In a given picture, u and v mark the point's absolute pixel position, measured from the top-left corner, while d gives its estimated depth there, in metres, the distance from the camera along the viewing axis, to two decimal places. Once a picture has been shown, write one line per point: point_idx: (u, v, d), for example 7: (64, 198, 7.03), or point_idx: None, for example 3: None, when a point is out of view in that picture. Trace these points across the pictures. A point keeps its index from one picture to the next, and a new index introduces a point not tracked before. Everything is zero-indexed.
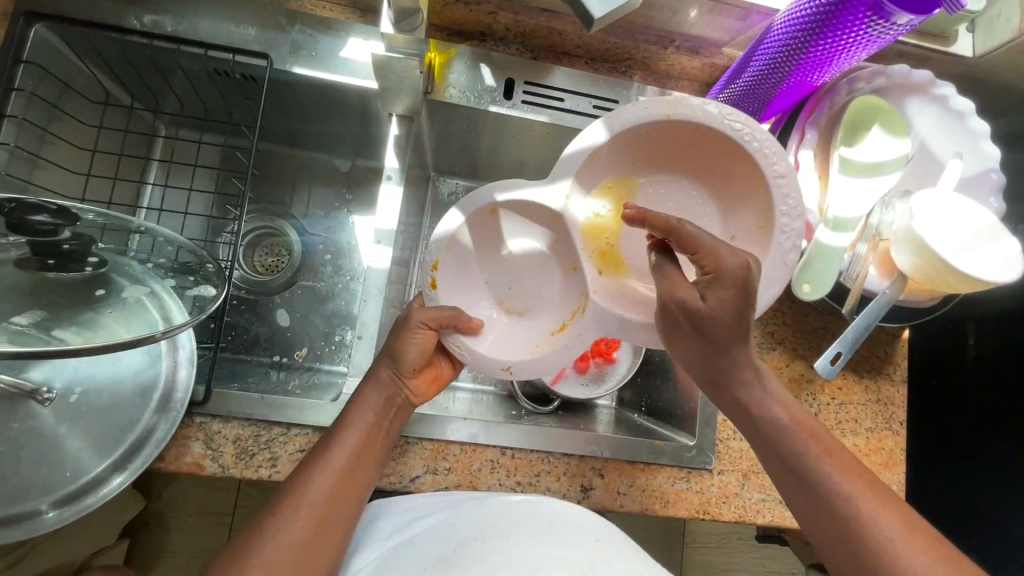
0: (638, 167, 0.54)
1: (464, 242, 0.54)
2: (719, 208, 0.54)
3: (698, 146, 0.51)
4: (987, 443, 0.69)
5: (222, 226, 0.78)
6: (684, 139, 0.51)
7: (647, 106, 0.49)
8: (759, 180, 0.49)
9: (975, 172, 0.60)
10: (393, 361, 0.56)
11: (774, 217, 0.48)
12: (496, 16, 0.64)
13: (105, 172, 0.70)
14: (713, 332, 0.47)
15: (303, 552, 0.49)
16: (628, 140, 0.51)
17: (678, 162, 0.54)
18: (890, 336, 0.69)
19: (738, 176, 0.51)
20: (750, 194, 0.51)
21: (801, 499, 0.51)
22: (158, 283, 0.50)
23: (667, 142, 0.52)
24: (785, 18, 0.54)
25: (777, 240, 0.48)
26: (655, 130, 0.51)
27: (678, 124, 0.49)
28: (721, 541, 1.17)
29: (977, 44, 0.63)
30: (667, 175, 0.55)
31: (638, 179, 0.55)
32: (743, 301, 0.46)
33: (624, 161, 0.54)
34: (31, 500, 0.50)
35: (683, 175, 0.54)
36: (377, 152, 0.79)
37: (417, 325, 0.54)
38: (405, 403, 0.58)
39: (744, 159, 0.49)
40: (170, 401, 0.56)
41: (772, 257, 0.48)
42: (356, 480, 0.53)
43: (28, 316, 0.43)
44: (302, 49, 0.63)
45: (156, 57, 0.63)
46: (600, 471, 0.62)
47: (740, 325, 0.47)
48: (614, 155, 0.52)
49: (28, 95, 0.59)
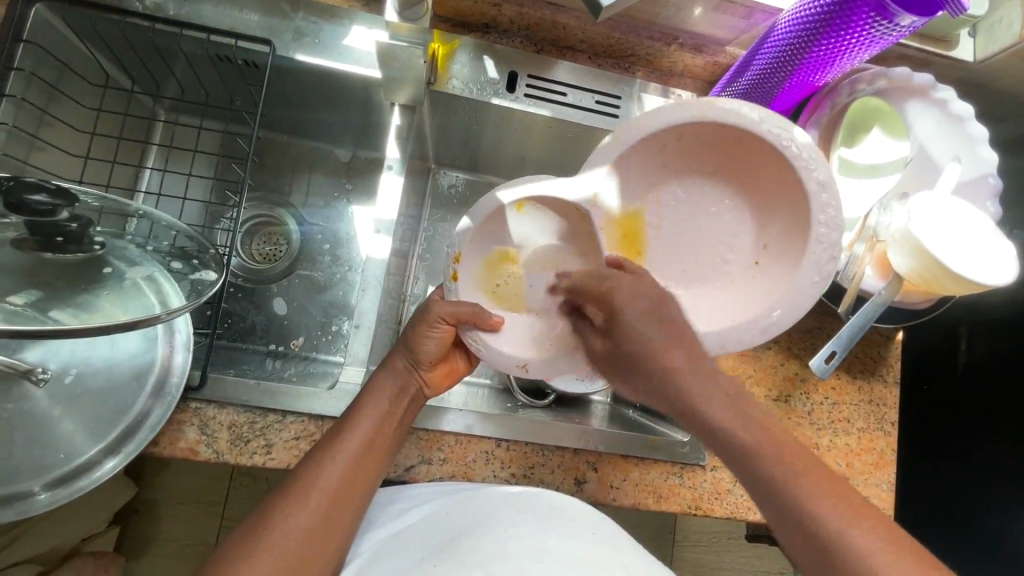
0: (670, 170, 0.53)
1: (486, 235, 0.54)
2: (755, 215, 0.53)
3: (732, 148, 0.51)
4: (977, 446, 0.70)
5: (221, 212, 0.78)
6: (718, 139, 0.50)
7: (679, 107, 0.49)
8: (799, 189, 0.49)
9: (972, 178, 0.59)
10: (409, 352, 0.58)
11: (812, 226, 0.48)
12: (500, 8, 0.64)
13: (103, 154, 0.70)
14: (648, 338, 0.49)
15: (317, 533, 0.49)
16: (659, 140, 0.51)
17: (710, 162, 0.53)
18: (883, 338, 0.70)
19: (775, 179, 0.50)
20: (788, 203, 0.50)
21: (758, 497, 0.46)
22: (158, 266, 0.50)
23: (700, 143, 0.51)
24: (789, 17, 0.54)
25: (814, 248, 0.48)
26: (687, 132, 0.50)
27: (710, 125, 0.49)
28: (710, 540, 1.18)
29: (979, 48, 0.64)
30: (700, 179, 0.54)
31: (672, 179, 0.53)
32: (652, 323, 0.49)
33: (657, 163, 0.52)
34: (23, 481, 0.50)
35: (718, 175, 0.53)
36: (377, 142, 0.79)
37: (435, 319, 0.55)
38: (417, 392, 0.58)
39: (782, 165, 0.49)
40: (165, 386, 0.55)
41: (807, 266, 0.49)
42: (371, 460, 0.53)
43: (24, 296, 0.43)
44: (305, 36, 0.62)
45: (158, 39, 0.62)
46: (594, 464, 0.62)
47: (670, 345, 0.49)
48: (646, 157, 0.52)
49: (27, 76, 0.58)
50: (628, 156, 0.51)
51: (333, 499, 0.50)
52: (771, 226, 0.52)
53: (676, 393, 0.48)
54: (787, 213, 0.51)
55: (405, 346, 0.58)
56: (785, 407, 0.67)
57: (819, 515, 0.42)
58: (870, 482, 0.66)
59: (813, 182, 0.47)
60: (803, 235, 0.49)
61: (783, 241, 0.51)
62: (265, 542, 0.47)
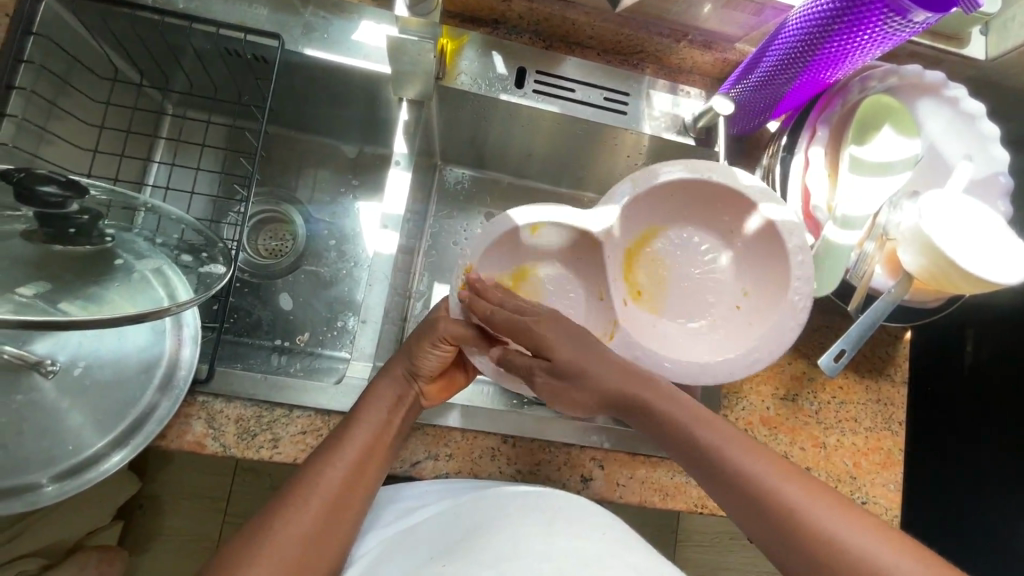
0: (673, 217, 0.65)
1: (500, 249, 0.60)
2: (737, 268, 0.64)
3: (724, 205, 0.62)
4: (984, 446, 0.69)
5: (227, 207, 0.78)
6: (715, 197, 0.61)
7: (691, 165, 0.59)
8: (776, 248, 0.59)
9: (983, 176, 0.61)
10: (410, 361, 0.56)
11: (788, 280, 0.57)
12: (509, 3, 0.64)
13: (111, 148, 0.70)
14: (579, 355, 0.52)
15: (313, 541, 0.47)
16: (671, 190, 0.61)
17: (705, 216, 0.64)
18: (891, 337, 0.69)
19: (755, 238, 0.61)
20: (768, 253, 0.60)
21: (735, 499, 0.48)
22: (167, 259, 0.50)
23: (700, 198, 0.62)
24: (800, 14, 0.54)
25: (788, 299, 0.57)
26: (694, 187, 0.61)
27: (712, 183, 0.60)
28: (714, 540, 1.18)
29: (990, 46, 0.64)
30: (695, 229, 0.65)
31: (675, 223, 0.65)
32: (566, 336, 0.53)
33: (665, 209, 0.64)
34: (31, 473, 0.50)
35: (710, 228, 0.65)
36: (384, 137, 0.79)
37: (440, 338, 0.56)
38: (414, 403, 0.57)
39: (763, 227, 0.60)
40: (173, 378, 0.55)
41: (780, 312, 0.57)
42: (370, 469, 0.52)
43: (32, 288, 0.43)
44: (314, 31, 0.63)
45: (168, 33, 0.63)
46: (601, 462, 0.62)
47: (593, 352, 0.53)
48: (657, 204, 0.63)
49: (37, 68, 0.58)
50: (645, 199, 0.62)
51: (331, 506, 0.49)
52: (750, 280, 0.63)
53: (594, 394, 0.53)
54: (762, 270, 0.61)
55: (407, 356, 0.57)
56: (793, 405, 0.67)
57: (805, 517, 0.45)
58: (877, 482, 0.66)
59: (792, 243, 0.57)
60: (780, 276, 0.59)
61: (757, 292, 0.62)
62: (267, 545, 0.46)
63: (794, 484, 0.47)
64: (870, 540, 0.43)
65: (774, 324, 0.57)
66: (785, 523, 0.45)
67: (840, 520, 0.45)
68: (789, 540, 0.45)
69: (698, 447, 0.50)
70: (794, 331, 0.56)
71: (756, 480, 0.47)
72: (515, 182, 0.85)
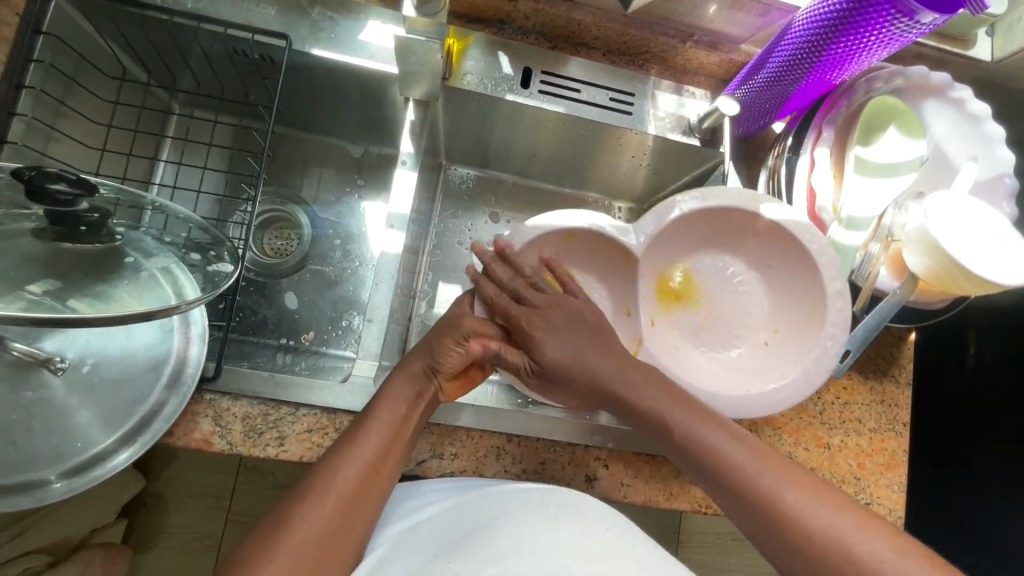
0: (707, 245, 0.66)
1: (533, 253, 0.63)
2: (768, 299, 0.66)
3: (761, 236, 0.63)
4: (987, 447, 0.69)
5: (233, 206, 0.78)
6: (753, 228, 0.63)
7: (737, 194, 0.61)
8: (813, 282, 0.60)
9: (988, 177, 0.61)
10: (431, 358, 0.56)
11: (824, 316, 0.59)
12: (515, 4, 0.64)
13: (119, 147, 0.70)
14: (571, 343, 0.54)
15: (325, 543, 0.46)
16: (714, 218, 0.63)
17: (739, 245, 0.66)
18: (895, 338, 0.70)
19: (791, 270, 0.63)
20: (804, 282, 0.62)
21: (731, 496, 0.49)
22: (175, 258, 0.51)
23: (739, 228, 0.64)
24: (805, 15, 0.54)
25: (823, 335, 0.59)
26: (737, 216, 0.62)
27: (756, 213, 0.61)
28: (716, 541, 1.18)
29: (996, 48, 0.64)
30: (728, 258, 0.67)
31: (710, 250, 0.67)
32: (563, 327, 0.55)
33: (702, 236, 0.65)
34: (39, 469, 0.50)
35: (744, 257, 0.66)
36: (390, 137, 0.79)
37: (462, 337, 0.56)
38: (432, 399, 0.57)
39: (802, 259, 0.61)
40: (181, 376, 0.56)
41: (814, 346, 0.59)
42: (383, 470, 0.51)
43: (41, 285, 0.43)
44: (321, 31, 0.63)
45: (176, 33, 0.63)
46: (606, 461, 0.62)
47: (583, 342, 0.54)
48: (697, 231, 0.64)
49: (46, 67, 0.59)
50: (687, 225, 0.63)
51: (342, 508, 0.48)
52: (781, 313, 0.64)
53: (586, 384, 0.53)
54: (795, 304, 0.63)
55: (426, 350, 0.57)
56: (796, 406, 0.67)
57: (813, 521, 0.45)
58: (881, 483, 0.66)
59: (832, 281, 0.59)
60: (820, 310, 0.60)
61: (788, 326, 0.63)
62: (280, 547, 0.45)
63: (801, 488, 0.47)
64: (867, 533, 0.44)
65: (813, 356, 0.58)
66: (791, 527, 0.45)
67: (846, 525, 0.44)
68: (794, 544, 0.45)
69: (705, 450, 0.50)
70: (827, 370, 0.58)
71: (763, 484, 0.47)
72: (519, 182, 0.85)
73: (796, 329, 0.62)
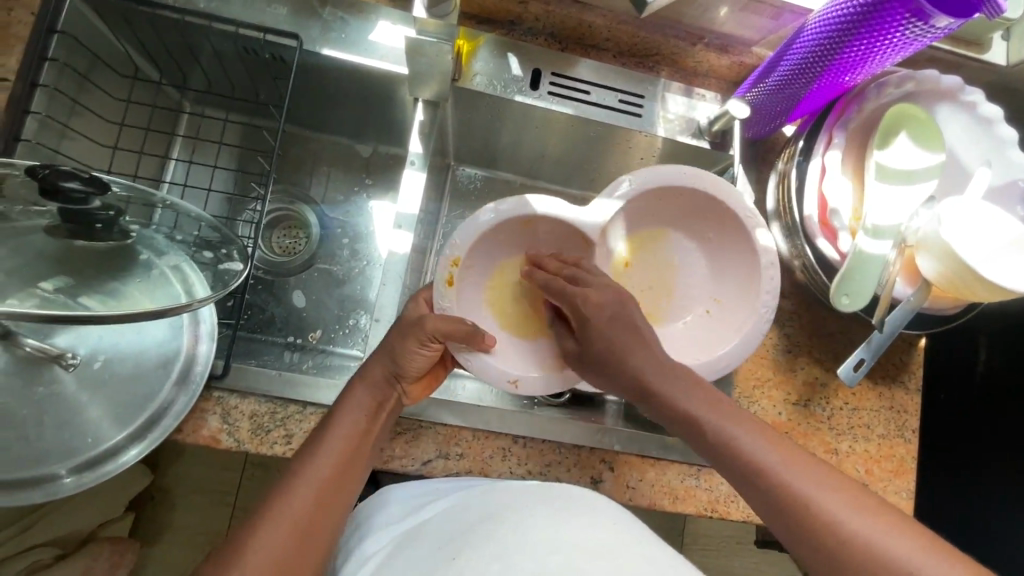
0: (652, 219, 0.65)
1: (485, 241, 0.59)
2: (710, 272, 0.65)
3: (703, 211, 0.62)
4: (997, 455, 0.69)
5: (243, 203, 0.79)
6: (696, 204, 0.62)
7: (678, 170, 0.59)
8: (753, 257, 0.60)
9: (1004, 181, 0.60)
10: (393, 362, 0.55)
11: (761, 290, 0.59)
12: (525, 6, 0.64)
13: (130, 144, 0.71)
14: (611, 331, 0.53)
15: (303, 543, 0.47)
16: (656, 194, 0.61)
17: (682, 219, 0.65)
18: (906, 344, 0.69)
19: (733, 242, 0.62)
20: (746, 260, 0.61)
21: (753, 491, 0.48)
22: (186, 256, 0.51)
23: (685, 203, 0.62)
24: (819, 18, 0.53)
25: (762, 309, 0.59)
26: (680, 193, 0.61)
27: (699, 191, 0.60)
28: (721, 544, 1.18)
29: (1011, 52, 0.63)
30: (673, 232, 0.66)
31: (657, 226, 0.66)
32: (619, 310, 0.54)
33: (643, 212, 0.64)
34: (50, 464, 0.51)
35: (687, 230, 0.66)
36: (399, 136, 0.79)
37: (429, 338, 0.54)
38: (397, 404, 0.57)
39: (742, 234, 0.60)
40: (189, 373, 0.56)
41: (754, 315, 0.59)
42: (354, 470, 0.52)
43: (53, 283, 0.44)
44: (332, 31, 0.63)
45: (188, 32, 0.64)
46: (611, 464, 0.62)
47: (620, 323, 0.53)
48: (636, 209, 0.63)
49: (60, 65, 0.59)
50: (630, 203, 0.62)
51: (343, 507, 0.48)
52: (722, 285, 0.64)
53: (620, 375, 0.53)
54: (734, 274, 0.63)
55: (385, 356, 0.56)
56: (804, 411, 0.67)
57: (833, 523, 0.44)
58: (889, 489, 0.65)
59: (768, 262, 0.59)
60: (754, 283, 0.60)
61: (728, 297, 0.63)
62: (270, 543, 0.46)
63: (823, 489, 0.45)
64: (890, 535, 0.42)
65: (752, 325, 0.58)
66: (811, 528, 0.44)
67: (870, 526, 0.43)
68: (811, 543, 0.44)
69: (732, 448, 0.49)
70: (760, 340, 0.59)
71: (784, 483, 0.46)
72: (528, 183, 0.85)
73: (737, 299, 0.62)
